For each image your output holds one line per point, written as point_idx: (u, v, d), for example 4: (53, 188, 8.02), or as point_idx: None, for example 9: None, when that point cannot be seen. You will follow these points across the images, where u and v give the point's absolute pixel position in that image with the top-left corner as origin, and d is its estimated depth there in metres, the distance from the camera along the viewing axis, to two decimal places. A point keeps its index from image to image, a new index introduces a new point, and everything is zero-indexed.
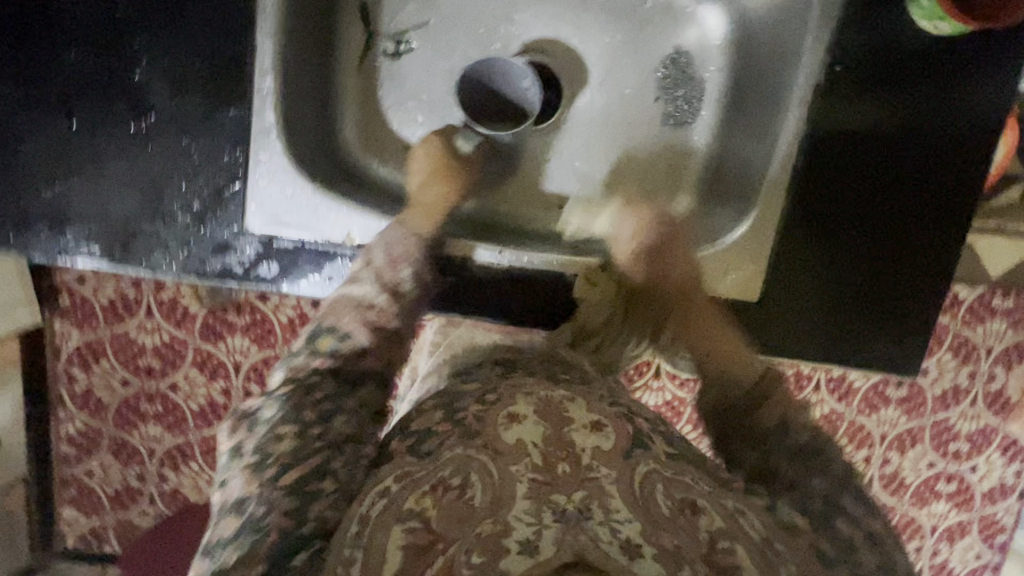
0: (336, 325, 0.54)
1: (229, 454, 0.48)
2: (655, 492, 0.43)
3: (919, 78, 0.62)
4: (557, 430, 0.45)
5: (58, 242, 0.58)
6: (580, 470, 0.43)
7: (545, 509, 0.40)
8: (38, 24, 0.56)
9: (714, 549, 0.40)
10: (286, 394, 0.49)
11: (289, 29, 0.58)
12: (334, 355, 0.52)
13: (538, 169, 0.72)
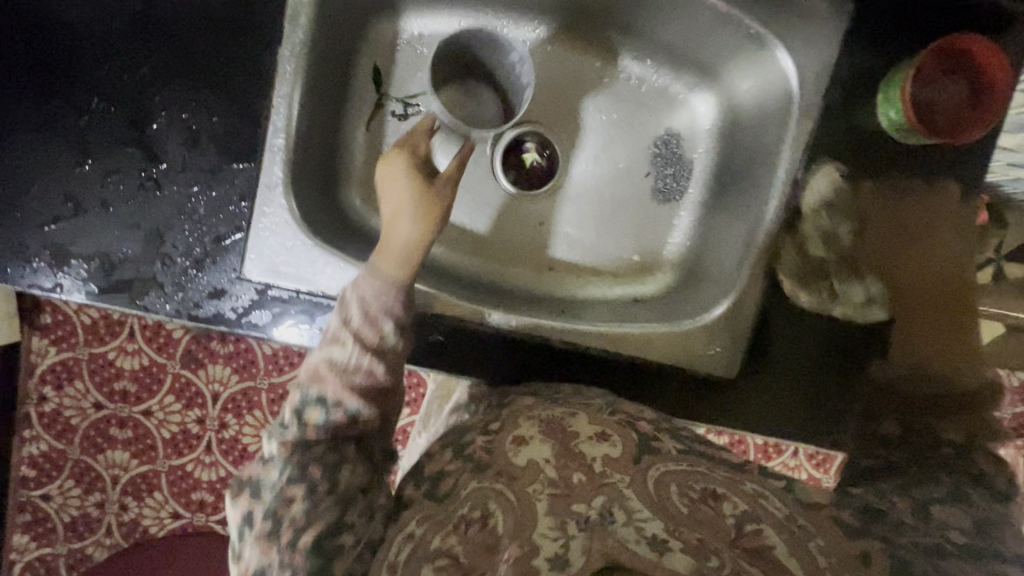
0: (322, 394, 0.48)
1: (239, 524, 0.47)
2: (667, 487, 0.46)
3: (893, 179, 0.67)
4: (568, 448, 0.48)
5: (50, 277, 0.58)
6: (595, 479, 0.46)
7: (569, 523, 0.42)
8: (62, 64, 0.58)
9: (742, 534, 0.42)
10: (288, 460, 0.47)
11: (305, 92, 0.61)
12: (328, 423, 0.48)
13: (530, 233, 0.75)
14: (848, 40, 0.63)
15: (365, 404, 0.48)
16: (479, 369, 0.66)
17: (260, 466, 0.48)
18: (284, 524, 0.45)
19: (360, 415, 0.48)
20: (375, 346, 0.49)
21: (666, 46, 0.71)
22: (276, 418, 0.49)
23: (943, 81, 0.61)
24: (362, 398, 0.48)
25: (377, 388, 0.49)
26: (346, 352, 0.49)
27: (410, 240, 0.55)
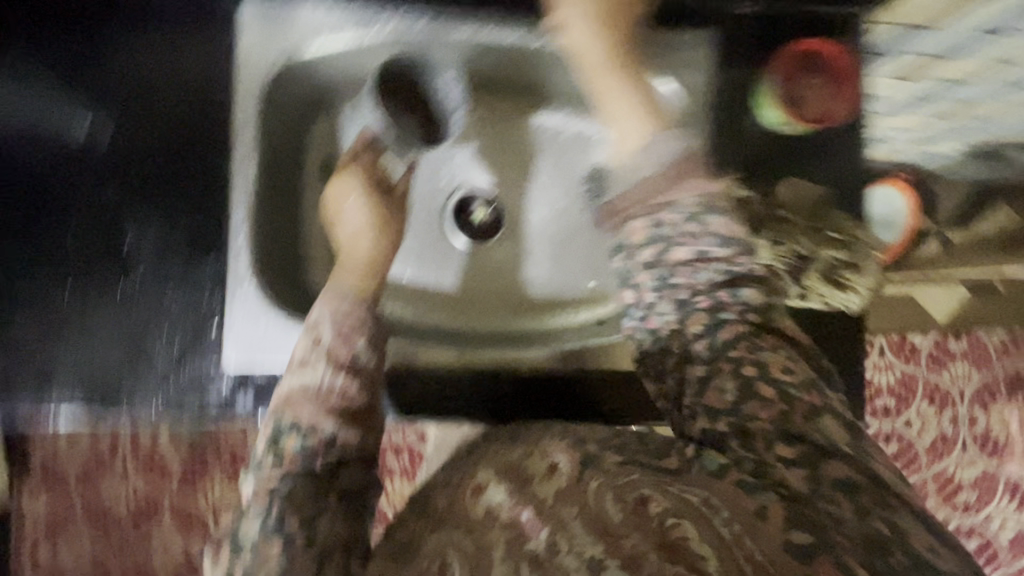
0: (297, 420, 0.54)
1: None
2: (607, 500, 0.46)
3: (817, 157, 0.69)
4: (522, 486, 0.48)
5: (41, 395, 0.62)
6: (545, 508, 0.47)
7: (522, 561, 0.44)
8: (39, 208, 0.65)
9: (665, 531, 0.43)
10: (265, 510, 0.49)
11: (259, 191, 0.67)
12: (304, 451, 0.52)
13: (490, 280, 0.81)
14: (729, 50, 0.70)
15: (341, 424, 0.54)
16: (461, 411, 0.70)
17: (239, 521, 0.50)
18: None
19: (335, 436, 0.53)
20: (348, 363, 0.58)
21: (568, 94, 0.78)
22: (253, 456, 0.54)
23: (799, 85, 0.69)
24: (336, 418, 0.54)
25: (352, 405, 0.56)
26: (319, 374, 0.56)
27: (369, 257, 0.66)
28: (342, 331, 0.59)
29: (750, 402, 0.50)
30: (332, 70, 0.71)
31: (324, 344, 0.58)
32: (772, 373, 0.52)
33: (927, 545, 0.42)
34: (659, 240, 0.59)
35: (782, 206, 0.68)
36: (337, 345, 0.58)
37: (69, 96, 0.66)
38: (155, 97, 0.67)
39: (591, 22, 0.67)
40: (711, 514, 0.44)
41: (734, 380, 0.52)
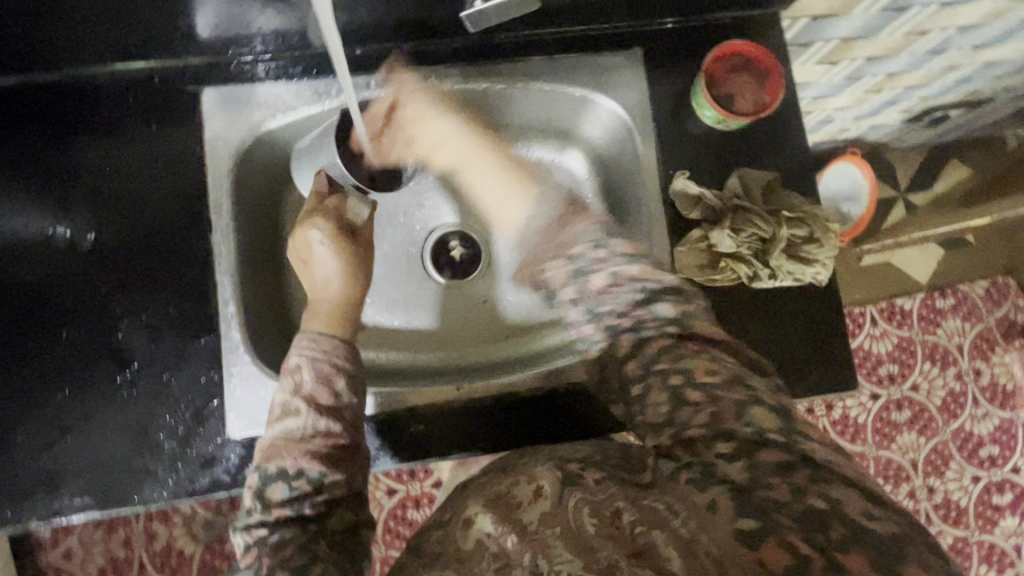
0: (283, 468, 0.54)
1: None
2: (581, 515, 0.45)
3: (755, 146, 0.75)
4: (506, 513, 0.47)
5: (50, 502, 0.63)
6: (528, 533, 0.45)
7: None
8: (31, 314, 0.67)
9: (635, 538, 0.42)
10: (256, 566, 0.49)
11: (241, 262, 0.70)
12: (293, 498, 0.53)
13: (475, 312, 0.83)
14: (657, 63, 0.77)
15: (327, 468, 0.54)
16: (470, 446, 0.70)
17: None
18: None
19: (321, 478, 0.54)
20: (330, 405, 0.57)
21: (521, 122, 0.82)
22: (240, 512, 0.53)
23: (726, 85, 0.74)
24: (322, 462, 0.54)
25: (337, 447, 0.56)
26: (301, 420, 0.56)
27: (337, 303, 0.66)
28: (322, 372, 0.59)
29: (683, 410, 0.50)
30: (294, 136, 0.75)
31: (303, 389, 0.57)
32: (696, 376, 0.52)
33: (861, 510, 0.40)
34: (579, 278, 0.60)
35: (736, 192, 0.71)
36: (316, 387, 0.58)
37: (51, 206, 0.69)
38: (132, 193, 0.70)
39: (452, 117, 0.75)
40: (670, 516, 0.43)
41: (664, 393, 0.52)
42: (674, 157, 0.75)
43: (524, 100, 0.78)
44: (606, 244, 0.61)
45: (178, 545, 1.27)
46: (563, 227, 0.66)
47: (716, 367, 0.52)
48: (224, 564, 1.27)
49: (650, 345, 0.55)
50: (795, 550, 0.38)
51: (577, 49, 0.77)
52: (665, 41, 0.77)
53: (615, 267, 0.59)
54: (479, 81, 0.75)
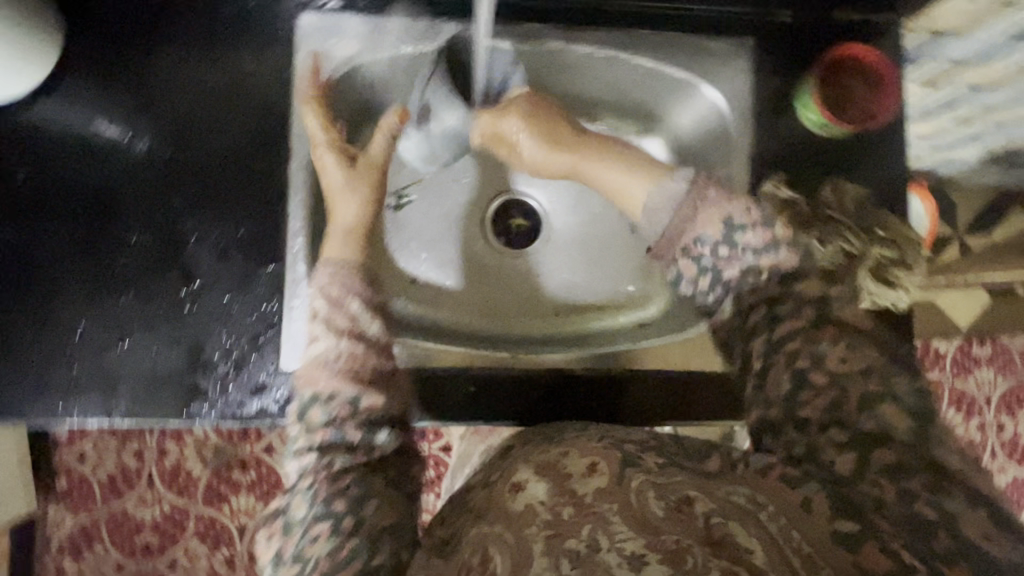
0: (317, 393, 0.53)
1: (272, 563, 0.49)
2: (648, 496, 0.44)
3: (850, 155, 0.72)
4: (562, 483, 0.45)
5: (100, 403, 0.63)
6: (584, 504, 0.44)
7: (562, 559, 0.40)
8: (103, 216, 0.66)
9: (711, 528, 0.41)
10: (313, 490, 0.49)
11: (315, 195, 0.69)
12: (330, 419, 0.52)
13: (531, 285, 0.81)
14: (763, 55, 0.73)
15: (360, 389, 0.54)
16: (505, 418, 0.69)
17: (287, 501, 0.50)
18: (308, 568, 0.46)
19: (356, 400, 0.53)
20: (350, 328, 0.57)
21: (594, 98, 0.78)
22: (288, 435, 0.54)
23: (842, 83, 0.71)
24: (352, 384, 0.54)
25: (368, 373, 0.55)
26: (324, 345, 0.56)
27: (353, 223, 0.65)
28: (333, 298, 0.59)
29: (804, 392, 0.51)
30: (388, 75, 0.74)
31: (319, 313, 0.57)
32: (827, 363, 0.52)
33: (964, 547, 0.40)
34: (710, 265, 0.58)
35: (829, 203, 0.68)
36: (331, 312, 0.58)
37: (132, 111, 0.68)
38: (217, 110, 0.69)
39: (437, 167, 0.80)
40: (760, 511, 0.43)
41: (787, 372, 0.52)
42: (764, 158, 0.72)
43: (619, 73, 0.75)
44: (735, 234, 0.57)
45: (187, 466, 1.29)
46: (694, 211, 0.58)
47: (853, 356, 0.52)
48: (228, 491, 1.29)
49: (783, 323, 0.54)
50: (897, 559, 0.40)
51: (690, 28, 0.73)
52: (779, 36, 0.74)
53: (749, 258, 0.57)
54: (585, 45, 0.72)
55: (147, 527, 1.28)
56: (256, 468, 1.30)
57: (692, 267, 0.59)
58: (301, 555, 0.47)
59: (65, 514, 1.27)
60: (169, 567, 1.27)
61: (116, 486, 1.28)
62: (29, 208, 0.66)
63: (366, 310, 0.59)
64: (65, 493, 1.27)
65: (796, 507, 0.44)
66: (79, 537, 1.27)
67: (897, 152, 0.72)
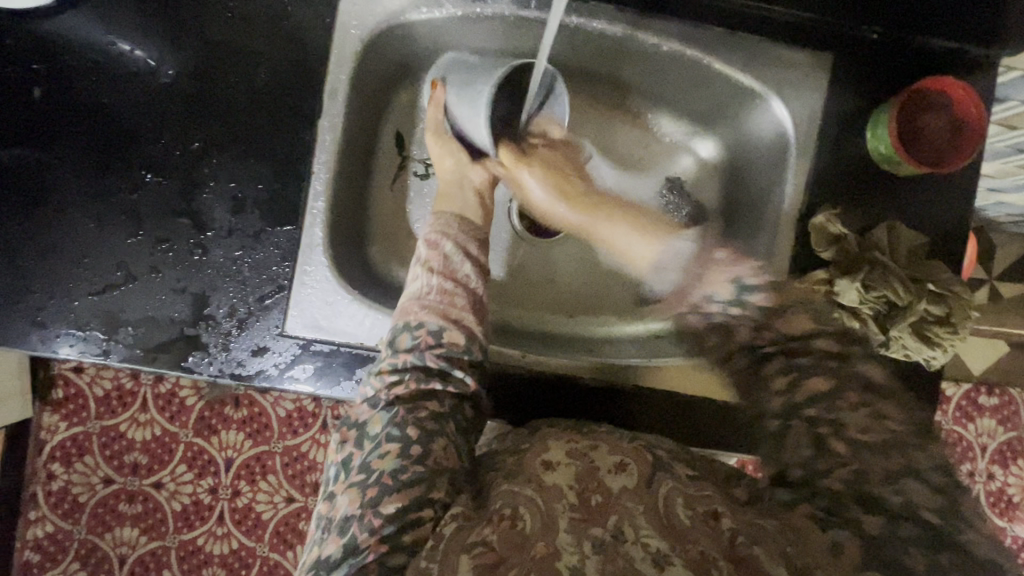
0: (408, 321, 0.55)
1: (338, 467, 0.51)
2: (674, 503, 0.46)
3: (910, 192, 0.67)
4: (588, 472, 0.48)
5: (100, 342, 0.61)
6: (611, 497, 0.46)
7: (586, 541, 0.43)
8: (121, 148, 0.63)
9: (734, 545, 0.43)
10: (392, 411, 0.51)
11: (341, 157, 0.66)
12: (415, 346, 0.54)
13: (552, 279, 0.78)
14: (841, 72, 0.67)
15: (446, 322, 0.55)
16: (499, 413, 0.67)
17: (368, 414, 0.52)
18: (373, 480, 0.47)
19: (440, 332, 0.54)
20: (447, 270, 0.58)
21: (655, 90, 0.74)
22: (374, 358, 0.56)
23: (928, 115, 0.65)
24: (441, 317, 0.55)
25: (457, 312, 0.56)
26: (419, 282, 0.57)
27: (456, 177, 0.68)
28: (430, 245, 0.60)
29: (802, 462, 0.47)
30: (434, 37, 0.69)
31: (428, 255, 0.60)
32: (848, 430, 0.47)
33: None
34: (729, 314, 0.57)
35: (879, 245, 0.64)
36: (437, 258, 0.59)
37: (160, 35, 0.63)
38: (248, 48, 0.64)
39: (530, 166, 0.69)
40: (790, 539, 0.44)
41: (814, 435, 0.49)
42: (818, 184, 0.67)
43: (682, 72, 0.70)
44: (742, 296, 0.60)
45: (181, 395, 1.30)
46: (704, 270, 0.63)
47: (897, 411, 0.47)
48: (219, 425, 1.31)
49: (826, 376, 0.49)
50: None
51: (766, 33, 0.67)
52: (861, 54, 0.68)
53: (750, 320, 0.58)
54: (650, 36, 0.66)
55: (136, 448, 1.29)
56: (249, 406, 1.31)
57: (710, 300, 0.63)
58: (367, 467, 0.48)
59: (59, 423, 1.28)
60: (154, 488, 1.30)
61: (111, 404, 1.29)
62: (43, 127, 0.62)
63: (459, 252, 0.60)
64: (61, 404, 1.29)
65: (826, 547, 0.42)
66: (70, 447, 1.29)
67: (962, 192, 0.67)
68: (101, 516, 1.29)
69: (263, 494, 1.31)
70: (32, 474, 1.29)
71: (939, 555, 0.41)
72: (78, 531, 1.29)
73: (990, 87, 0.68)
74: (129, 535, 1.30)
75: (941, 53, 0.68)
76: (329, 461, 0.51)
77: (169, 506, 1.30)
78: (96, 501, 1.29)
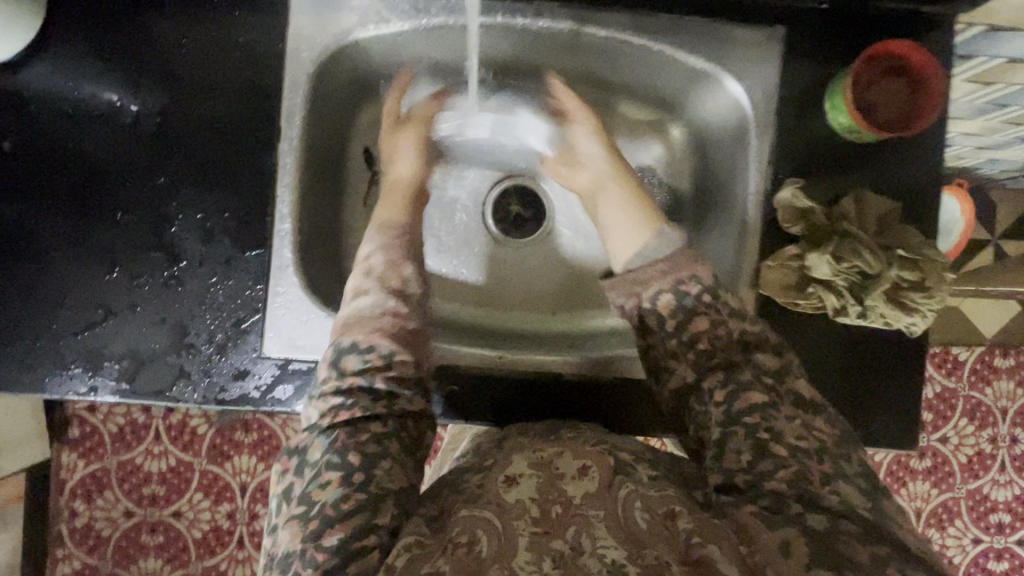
0: (357, 342, 0.55)
1: (280, 497, 0.51)
2: (633, 507, 0.46)
3: (878, 160, 0.66)
4: (551, 481, 0.49)
5: (87, 378, 0.63)
6: (566, 506, 0.47)
7: (544, 556, 0.44)
8: (92, 188, 0.65)
9: (689, 548, 0.43)
10: (332, 437, 0.50)
11: (304, 177, 0.67)
12: (364, 369, 0.54)
13: (528, 280, 0.79)
14: (794, 46, 0.67)
15: (397, 346, 0.55)
16: (481, 419, 0.67)
17: (306, 441, 0.52)
18: (314, 512, 0.47)
19: (391, 355, 0.55)
20: (398, 289, 0.59)
21: (613, 81, 0.74)
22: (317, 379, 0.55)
23: (887, 79, 0.64)
24: (392, 341, 0.56)
25: (409, 337, 0.57)
26: (370, 300, 0.58)
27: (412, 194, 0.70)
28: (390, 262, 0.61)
29: (764, 461, 0.47)
30: (387, 52, 0.70)
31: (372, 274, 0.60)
32: (785, 438, 0.48)
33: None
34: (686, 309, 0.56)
35: (847, 215, 0.63)
36: (381, 276, 0.60)
37: (123, 75, 0.65)
38: (208, 79, 0.66)
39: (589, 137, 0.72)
40: (741, 540, 0.44)
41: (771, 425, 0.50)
42: (781, 162, 0.67)
43: (635, 61, 0.70)
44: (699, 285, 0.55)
45: (191, 424, 1.33)
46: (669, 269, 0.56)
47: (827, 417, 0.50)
48: (230, 451, 1.33)
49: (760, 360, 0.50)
50: None
51: (714, 15, 0.67)
52: (814, 26, 0.67)
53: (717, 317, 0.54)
54: (598, 30, 0.67)
55: (153, 479, 1.32)
56: (257, 430, 1.33)
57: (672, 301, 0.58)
58: (309, 497, 0.48)
59: (76, 461, 1.32)
60: (173, 518, 1.32)
61: (125, 439, 1.32)
62: (20, 177, 0.65)
63: (417, 278, 0.62)
64: (77, 442, 1.32)
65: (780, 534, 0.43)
66: (89, 483, 1.32)
67: (929, 156, 0.66)
68: (125, 549, 1.32)
69: None
70: (56, 512, 1.32)
71: (890, 555, 0.41)
72: (104, 565, 1.32)
73: (947, 49, 0.67)
74: (154, 566, 1.32)
75: (896, 18, 0.67)
76: (269, 491, 0.51)
77: (189, 534, 1.32)
78: (119, 535, 1.32)
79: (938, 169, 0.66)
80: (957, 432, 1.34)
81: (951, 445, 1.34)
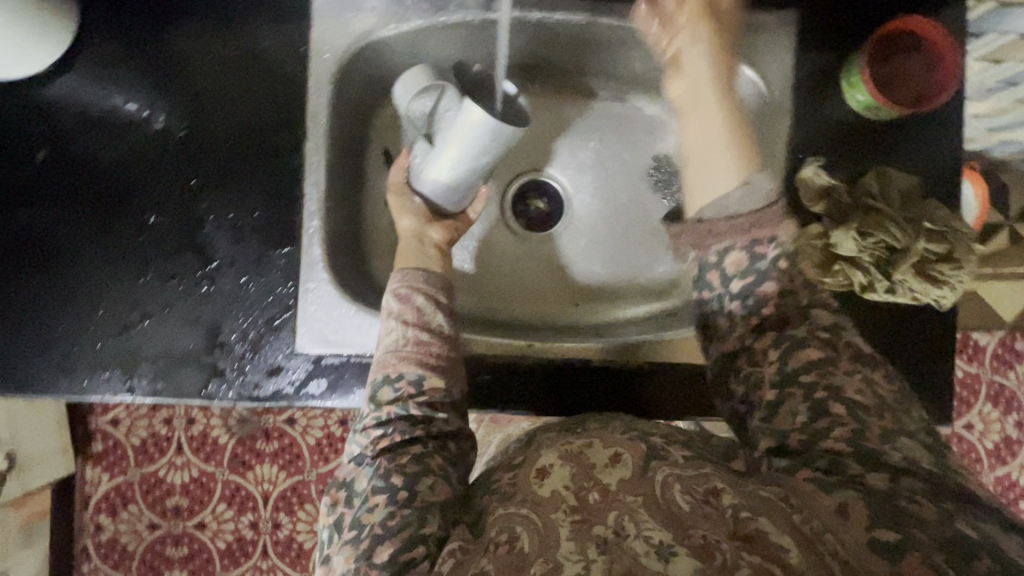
0: (388, 374, 0.56)
1: (331, 529, 0.51)
2: (674, 492, 0.46)
3: (896, 138, 0.67)
4: (584, 471, 0.48)
5: (122, 379, 0.64)
6: (607, 493, 0.46)
7: (589, 545, 0.42)
8: (123, 193, 0.66)
9: (738, 522, 0.42)
10: (375, 465, 0.52)
11: (331, 175, 0.68)
12: (398, 398, 0.55)
13: (550, 270, 0.79)
14: (807, 30, 0.68)
15: (425, 371, 0.56)
16: (514, 406, 0.67)
17: (352, 473, 0.53)
18: (364, 534, 0.48)
19: (421, 381, 0.55)
20: (421, 321, 0.59)
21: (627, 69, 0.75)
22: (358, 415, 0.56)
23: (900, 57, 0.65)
24: (418, 366, 0.56)
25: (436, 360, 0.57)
26: (393, 334, 0.58)
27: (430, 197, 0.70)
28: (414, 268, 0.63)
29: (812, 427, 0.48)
30: (405, 52, 0.71)
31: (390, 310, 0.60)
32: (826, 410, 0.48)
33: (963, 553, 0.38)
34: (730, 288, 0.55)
35: (872, 193, 0.64)
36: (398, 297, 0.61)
37: (151, 82, 0.67)
38: (233, 84, 0.67)
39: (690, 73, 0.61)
40: (792, 511, 0.43)
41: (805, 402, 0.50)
42: (800, 143, 0.67)
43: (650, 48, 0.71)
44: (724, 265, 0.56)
45: (213, 434, 1.33)
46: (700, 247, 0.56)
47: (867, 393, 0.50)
48: (252, 460, 1.33)
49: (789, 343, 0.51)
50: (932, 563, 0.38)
51: None
52: (826, 9, 0.68)
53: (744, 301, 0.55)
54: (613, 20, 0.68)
55: (177, 491, 1.33)
56: (279, 439, 1.34)
57: (733, 267, 0.56)
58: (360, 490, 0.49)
59: (100, 475, 1.32)
60: (198, 529, 1.32)
61: (147, 451, 1.33)
62: (53, 186, 0.66)
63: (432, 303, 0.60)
64: (101, 456, 1.32)
65: (830, 512, 0.43)
66: (114, 497, 1.32)
67: (947, 132, 0.67)
68: (150, 562, 1.33)
69: (303, 524, 1.33)
70: (81, 527, 1.33)
71: (942, 530, 0.40)
72: None
73: (959, 26, 0.67)
74: None
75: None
76: (321, 525, 0.52)
77: (214, 545, 1.32)
78: (144, 548, 1.32)
79: (956, 145, 0.66)
80: (982, 418, 1.33)
81: (976, 431, 1.33)
